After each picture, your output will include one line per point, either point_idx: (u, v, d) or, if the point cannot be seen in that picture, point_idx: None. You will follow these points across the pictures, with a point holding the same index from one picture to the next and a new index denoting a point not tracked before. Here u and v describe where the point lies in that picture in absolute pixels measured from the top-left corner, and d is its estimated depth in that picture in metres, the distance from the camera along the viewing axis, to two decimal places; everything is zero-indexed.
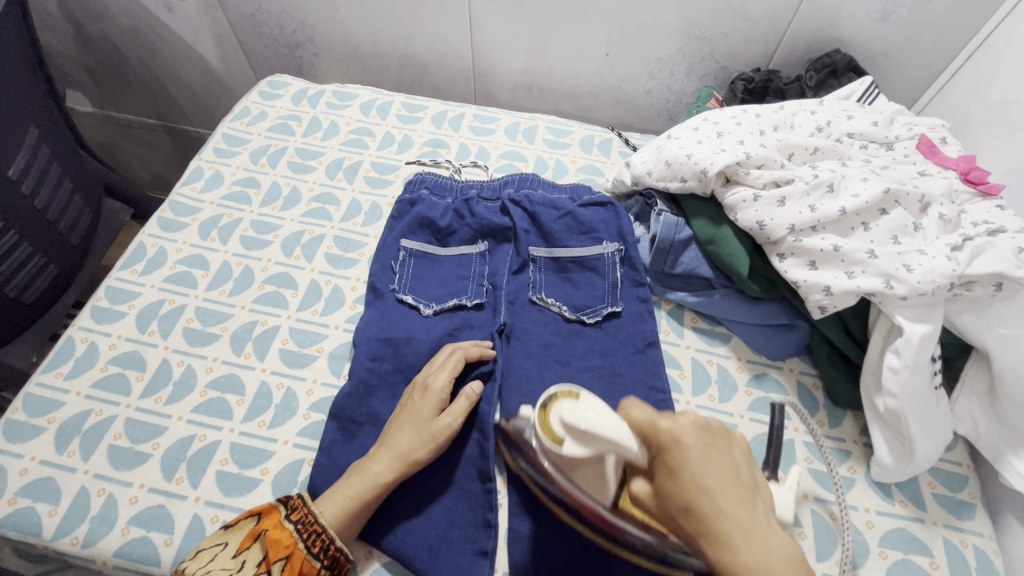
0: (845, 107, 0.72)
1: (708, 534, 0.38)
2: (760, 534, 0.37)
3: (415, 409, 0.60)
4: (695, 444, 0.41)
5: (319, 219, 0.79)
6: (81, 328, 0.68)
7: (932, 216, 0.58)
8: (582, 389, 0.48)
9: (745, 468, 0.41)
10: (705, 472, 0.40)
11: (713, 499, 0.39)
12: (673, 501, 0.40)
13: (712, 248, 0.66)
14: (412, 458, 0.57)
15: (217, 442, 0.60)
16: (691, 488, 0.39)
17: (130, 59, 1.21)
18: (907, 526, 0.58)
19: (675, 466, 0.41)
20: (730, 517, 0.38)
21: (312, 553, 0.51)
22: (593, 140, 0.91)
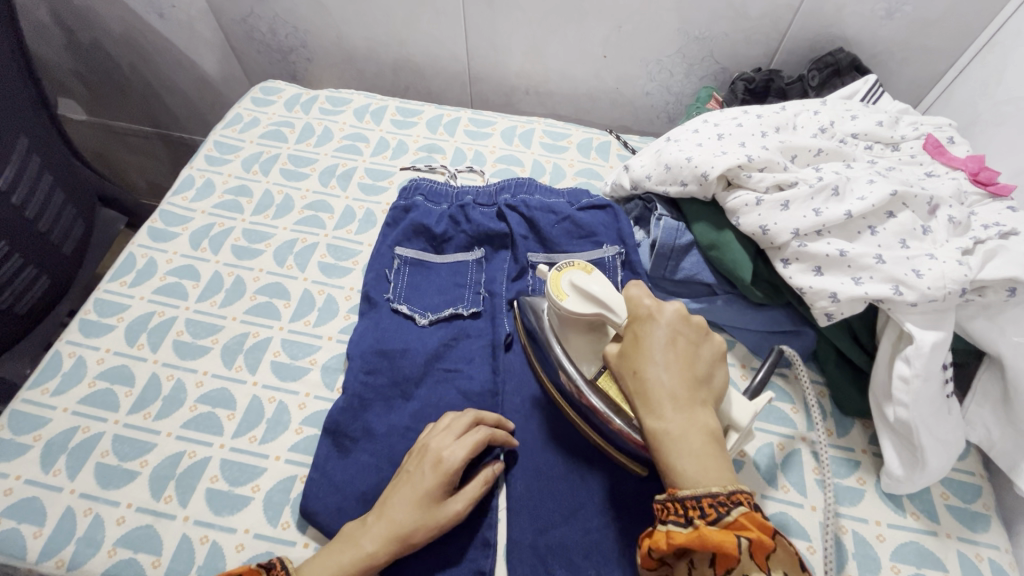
0: (849, 107, 0.70)
1: (643, 385, 0.45)
2: (687, 410, 0.43)
3: (416, 479, 0.52)
4: (662, 325, 0.47)
5: (312, 226, 0.78)
6: (68, 342, 0.67)
7: (941, 218, 0.56)
8: (595, 268, 0.58)
9: (703, 362, 0.46)
10: (660, 350, 0.46)
11: (657, 366, 0.45)
12: (627, 356, 0.48)
13: (714, 253, 0.64)
14: (409, 540, 0.50)
15: (207, 459, 0.59)
16: (645, 351, 0.46)
17: (122, 67, 1.20)
18: (920, 540, 0.56)
19: (640, 332, 0.48)
20: (665, 394, 0.44)
21: None
22: (591, 143, 0.89)
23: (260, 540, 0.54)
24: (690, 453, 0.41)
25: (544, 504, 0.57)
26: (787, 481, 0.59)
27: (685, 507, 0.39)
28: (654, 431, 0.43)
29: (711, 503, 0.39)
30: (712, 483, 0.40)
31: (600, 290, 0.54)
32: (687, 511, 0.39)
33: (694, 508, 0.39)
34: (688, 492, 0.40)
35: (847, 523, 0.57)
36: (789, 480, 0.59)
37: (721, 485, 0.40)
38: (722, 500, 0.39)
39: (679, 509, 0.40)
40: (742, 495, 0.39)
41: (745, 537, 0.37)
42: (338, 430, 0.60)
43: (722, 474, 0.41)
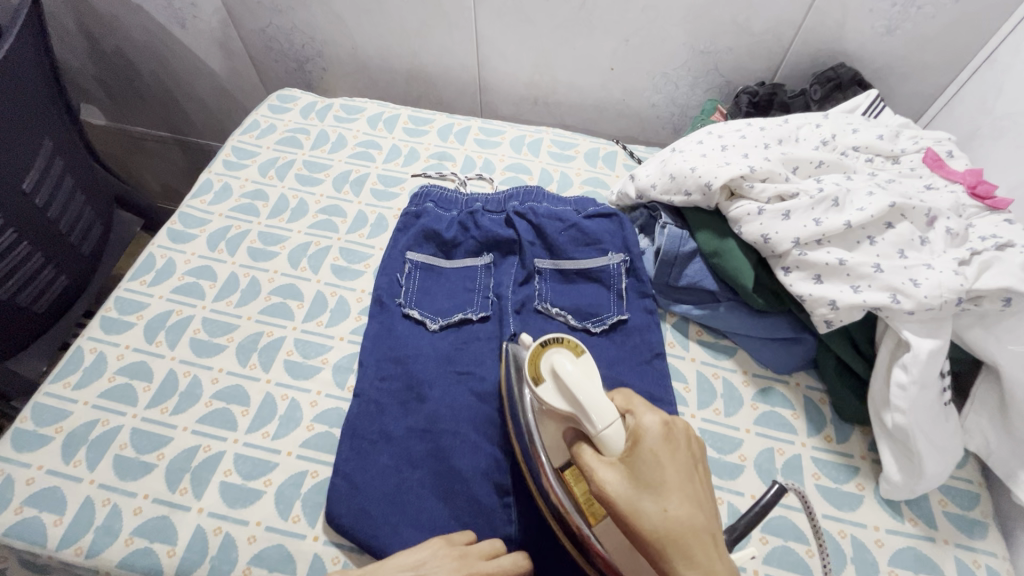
0: (850, 121, 0.72)
1: (682, 538, 0.39)
2: (726, 562, 0.39)
3: (682, 436, 0.43)
4: (677, 452, 0.42)
5: (247, 214, 0.81)
6: (90, 338, 0.69)
7: (939, 229, 0.57)
8: (586, 351, 0.51)
9: (706, 490, 0.42)
10: (673, 475, 0.41)
11: (683, 512, 0.40)
12: (648, 487, 0.41)
13: (717, 261, 0.66)
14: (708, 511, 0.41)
15: (168, 437, 0.62)
16: (669, 490, 0.40)
17: (143, 74, 1.24)
18: (854, 532, 0.58)
19: (652, 464, 0.41)
20: (706, 550, 0.39)
21: None
22: (523, 140, 0.93)
23: (271, 533, 0.56)
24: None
25: None
26: (745, 455, 0.63)
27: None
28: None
29: None
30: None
31: (577, 382, 0.47)
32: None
33: None
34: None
35: (846, 527, 0.58)
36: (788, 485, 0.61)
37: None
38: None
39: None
40: None
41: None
42: (354, 426, 0.62)
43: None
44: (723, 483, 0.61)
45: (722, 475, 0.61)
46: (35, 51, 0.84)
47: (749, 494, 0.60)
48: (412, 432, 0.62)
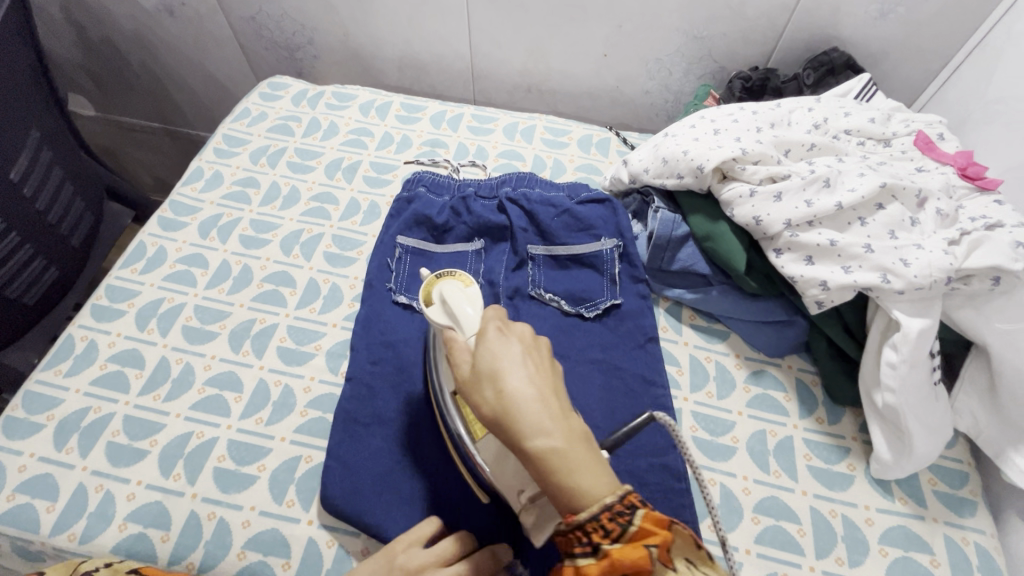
0: (843, 104, 0.72)
1: (514, 405, 0.38)
2: (565, 421, 0.38)
3: (520, 330, 0.43)
4: (514, 339, 0.42)
5: (238, 201, 0.81)
6: (81, 326, 0.69)
7: (929, 210, 0.57)
8: (475, 282, 0.55)
9: (550, 371, 0.41)
10: (504, 356, 0.41)
11: (520, 381, 0.39)
12: (484, 373, 0.41)
13: (709, 244, 0.66)
14: (542, 384, 0.39)
15: (161, 425, 0.61)
16: (505, 367, 0.40)
17: (132, 63, 1.22)
18: (845, 511, 0.58)
19: (492, 352, 0.41)
20: (539, 410, 0.38)
21: None
22: (516, 127, 0.92)
23: (265, 517, 0.56)
24: (576, 462, 0.37)
25: None
26: (737, 438, 0.63)
27: (591, 532, 0.36)
28: (538, 453, 0.37)
29: (613, 520, 0.35)
30: (606, 494, 0.36)
31: (456, 300, 0.51)
32: (594, 536, 0.36)
33: (596, 532, 0.36)
34: (589, 513, 0.36)
35: (837, 507, 0.59)
36: (780, 466, 0.61)
37: (614, 490, 0.36)
38: (621, 506, 0.35)
39: (585, 535, 0.36)
40: (635, 497, 0.36)
41: (653, 544, 0.35)
42: (347, 410, 0.62)
43: (614, 479, 0.37)
44: (715, 464, 0.61)
45: (714, 457, 0.62)
46: (20, 39, 0.83)
47: (742, 476, 0.60)
48: (405, 416, 0.62)
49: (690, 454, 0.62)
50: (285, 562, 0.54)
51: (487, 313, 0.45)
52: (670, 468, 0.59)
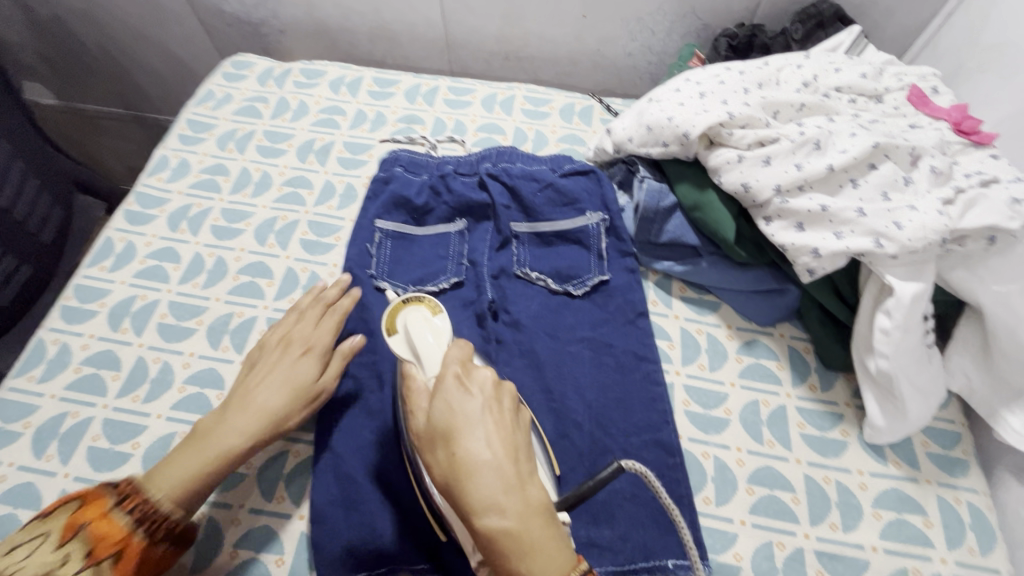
0: (833, 60, 0.69)
1: (469, 473, 0.37)
2: (522, 495, 0.37)
3: (486, 384, 0.42)
4: (474, 395, 0.41)
5: (208, 190, 0.77)
6: (51, 329, 0.66)
7: (923, 168, 0.55)
8: (444, 310, 0.54)
9: (515, 436, 0.40)
10: (466, 417, 0.40)
11: (478, 447, 0.38)
12: (440, 432, 0.40)
13: (697, 214, 0.64)
14: (503, 453, 0.39)
15: (142, 427, 0.60)
16: (464, 431, 0.39)
17: (89, 46, 1.16)
18: (838, 477, 0.58)
19: (452, 407, 0.40)
20: (496, 484, 0.37)
21: (150, 540, 0.48)
22: (495, 97, 0.88)
23: (256, 514, 0.56)
24: (528, 542, 0.36)
25: None
26: (730, 409, 0.62)
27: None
28: (493, 531, 0.36)
29: None
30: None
31: (420, 337, 0.51)
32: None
33: None
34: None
35: (830, 474, 0.58)
36: (773, 435, 0.61)
37: (568, 571, 0.35)
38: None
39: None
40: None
41: None
42: (332, 403, 0.60)
43: (569, 552, 0.37)
44: (708, 437, 0.60)
45: (707, 430, 0.61)
46: None
47: (735, 447, 0.60)
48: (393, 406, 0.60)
49: (683, 429, 0.61)
50: (279, 557, 0.53)
51: (449, 359, 0.44)
52: (663, 444, 0.59)
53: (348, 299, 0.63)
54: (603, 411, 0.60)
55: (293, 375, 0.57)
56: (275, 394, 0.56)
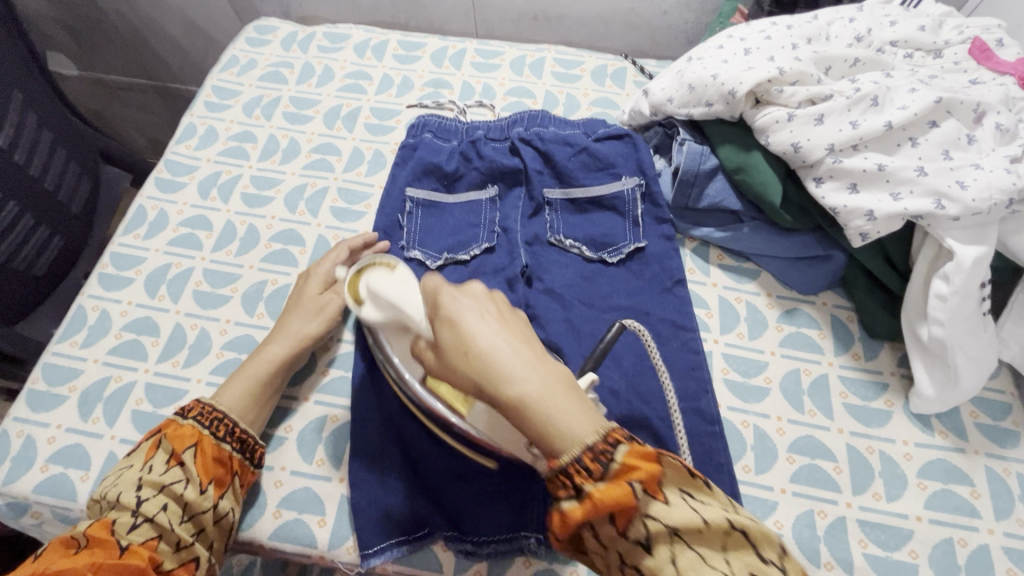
0: (888, 13, 0.65)
1: (494, 366, 0.33)
2: (542, 363, 0.34)
3: (485, 297, 0.37)
4: (467, 295, 0.36)
5: (237, 157, 0.77)
6: (90, 296, 0.67)
7: (988, 126, 0.52)
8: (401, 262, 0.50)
9: (528, 330, 0.36)
10: (473, 318, 0.35)
11: (488, 335, 0.34)
12: (448, 343, 0.35)
13: (740, 177, 0.61)
14: (519, 341, 0.34)
15: (183, 392, 0.61)
16: (468, 327, 0.35)
17: (108, 14, 1.15)
18: (882, 447, 0.57)
19: (451, 314, 0.35)
20: (516, 364, 0.33)
21: (219, 436, 0.52)
22: (524, 60, 0.86)
23: (297, 477, 0.56)
24: (554, 398, 0.33)
25: None
26: (770, 377, 0.61)
27: (574, 474, 0.32)
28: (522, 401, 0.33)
29: (595, 458, 0.32)
30: (590, 434, 0.33)
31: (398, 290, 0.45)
32: (577, 477, 0.32)
33: (580, 474, 0.32)
34: (571, 456, 0.32)
35: (874, 443, 0.57)
36: (815, 405, 0.59)
37: (597, 430, 0.33)
38: (605, 445, 0.32)
39: (569, 480, 0.33)
40: (618, 431, 0.33)
41: (636, 479, 0.32)
42: (368, 369, 0.60)
43: (597, 414, 0.34)
44: (748, 406, 0.60)
45: (747, 399, 0.60)
46: None
47: (775, 416, 0.59)
48: None
49: (722, 397, 0.60)
50: (321, 518, 0.54)
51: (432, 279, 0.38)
52: (702, 412, 0.58)
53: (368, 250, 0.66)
54: (641, 379, 0.60)
55: (308, 303, 0.62)
56: (300, 318, 0.61)
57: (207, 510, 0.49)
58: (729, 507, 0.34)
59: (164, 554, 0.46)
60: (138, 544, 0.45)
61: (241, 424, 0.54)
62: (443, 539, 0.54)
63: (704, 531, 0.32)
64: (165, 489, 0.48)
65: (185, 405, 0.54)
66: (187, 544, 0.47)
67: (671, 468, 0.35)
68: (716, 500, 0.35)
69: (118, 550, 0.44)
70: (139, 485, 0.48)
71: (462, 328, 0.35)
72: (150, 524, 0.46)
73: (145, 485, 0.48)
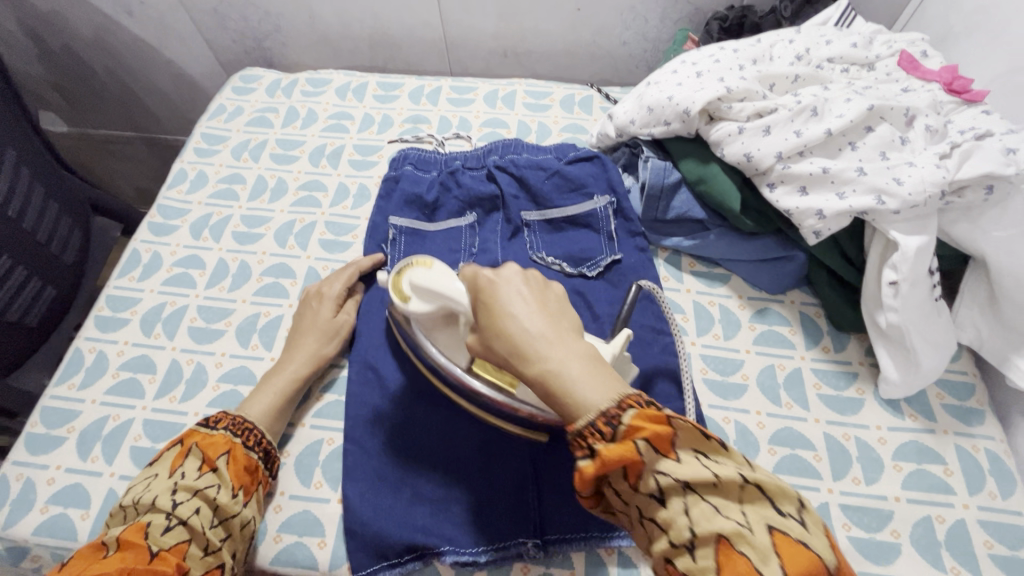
0: (824, 33, 0.71)
1: (524, 343, 0.38)
2: (568, 344, 0.39)
3: (535, 279, 0.42)
4: (525, 279, 0.42)
5: (226, 199, 0.80)
6: (87, 338, 0.69)
7: (918, 128, 0.57)
8: (435, 261, 0.56)
9: (561, 316, 0.41)
10: (516, 298, 0.40)
11: (526, 305, 0.40)
12: (487, 310, 0.41)
13: (702, 188, 0.66)
14: (555, 319, 0.40)
15: (181, 425, 0.62)
16: (507, 303, 0.40)
17: (98, 71, 1.20)
18: (858, 433, 0.60)
19: (495, 292, 0.41)
20: (548, 331, 0.39)
21: (249, 446, 0.55)
22: (497, 94, 0.91)
23: (296, 500, 0.58)
24: (575, 366, 0.38)
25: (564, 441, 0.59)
26: (748, 373, 0.64)
27: (589, 435, 0.36)
28: (548, 371, 0.37)
29: (608, 421, 0.36)
30: (605, 403, 0.36)
31: (438, 283, 0.52)
32: (590, 438, 0.36)
33: (593, 435, 0.36)
34: (586, 420, 0.36)
35: (849, 430, 0.60)
36: (791, 397, 0.62)
37: (614, 398, 0.36)
38: (617, 410, 0.36)
39: (583, 439, 0.36)
40: (633, 399, 0.37)
41: (642, 438, 0.35)
42: (361, 392, 0.63)
43: (620, 385, 0.38)
44: (728, 402, 0.62)
45: (727, 396, 0.63)
46: None
47: (755, 411, 0.62)
48: (419, 391, 0.62)
49: (702, 396, 0.63)
50: (321, 540, 0.55)
51: (481, 273, 0.43)
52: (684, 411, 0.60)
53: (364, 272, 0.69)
54: None
55: (317, 320, 0.65)
56: (313, 334, 0.64)
57: (236, 515, 0.51)
58: (747, 467, 0.37)
59: (193, 559, 0.47)
60: (169, 548, 0.46)
61: (266, 435, 0.57)
62: (438, 556, 0.54)
63: (716, 483, 0.35)
64: (200, 493, 0.50)
65: (211, 417, 0.56)
66: (215, 549, 0.48)
67: (685, 431, 0.37)
68: (732, 460, 0.37)
69: (150, 554, 0.45)
70: (173, 490, 0.50)
71: (500, 296, 0.41)
72: (182, 527, 0.48)
73: (180, 489, 0.50)
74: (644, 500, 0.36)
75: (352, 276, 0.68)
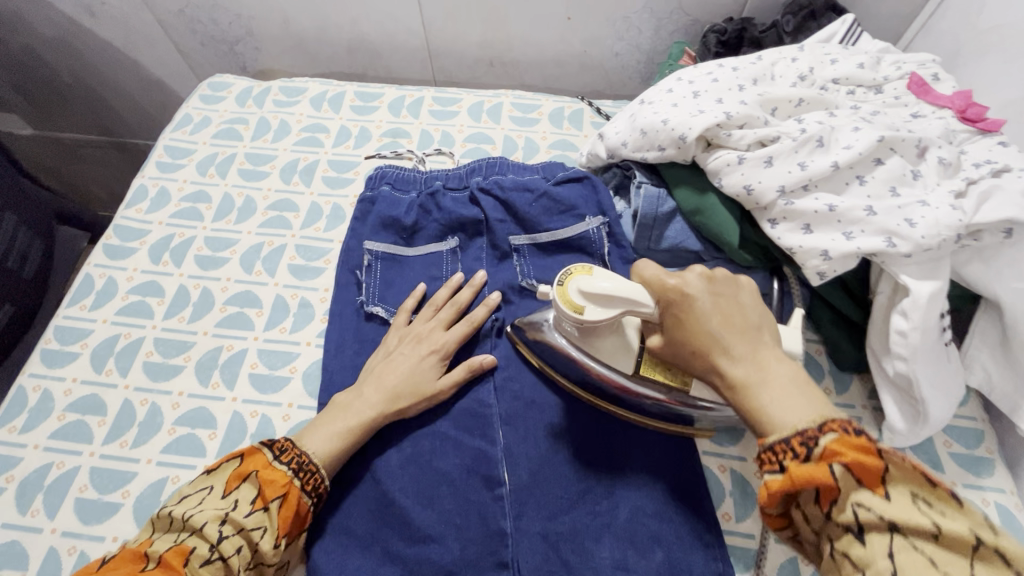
0: (828, 51, 0.67)
1: (714, 356, 0.42)
2: (761, 358, 0.42)
3: (738, 292, 0.44)
4: (722, 288, 0.44)
5: (190, 219, 0.75)
6: (32, 375, 0.63)
7: (931, 160, 0.53)
8: (597, 267, 0.51)
9: (761, 328, 0.43)
10: (710, 319, 0.43)
11: (713, 320, 0.43)
12: (669, 316, 0.45)
13: (698, 219, 0.61)
14: (750, 332, 0.43)
15: (131, 474, 0.57)
16: (699, 314, 0.43)
17: (62, 74, 1.14)
18: None
19: (684, 312, 0.44)
20: (742, 348, 0.42)
21: (306, 491, 0.50)
22: (482, 106, 0.86)
23: None
24: (776, 387, 0.41)
25: (548, 492, 0.55)
26: None
27: (781, 452, 0.38)
28: (738, 383, 0.42)
29: (803, 442, 0.38)
30: (805, 422, 0.38)
31: (610, 289, 0.48)
32: (782, 455, 0.38)
33: (785, 453, 0.38)
34: (780, 436, 0.39)
35: None
36: None
37: (814, 418, 0.38)
38: (814, 432, 0.38)
39: (774, 455, 0.39)
40: (835, 423, 0.38)
41: (840, 462, 0.36)
42: None
43: (825, 406, 0.40)
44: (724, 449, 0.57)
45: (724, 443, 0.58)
46: None
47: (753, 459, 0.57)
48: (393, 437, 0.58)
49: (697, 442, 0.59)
50: None
51: (668, 280, 0.45)
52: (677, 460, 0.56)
53: (483, 307, 0.64)
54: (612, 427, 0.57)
55: (416, 370, 0.58)
56: (400, 379, 0.58)
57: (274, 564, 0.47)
58: (982, 526, 0.34)
59: None
60: None
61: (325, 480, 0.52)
62: None
63: (931, 536, 0.34)
64: (245, 533, 0.46)
65: (277, 441, 0.52)
66: None
67: (894, 470, 0.36)
68: (969, 517, 0.35)
69: None
70: (222, 520, 0.46)
71: (685, 311, 0.44)
72: (220, 563, 0.44)
73: (227, 521, 0.46)
74: (837, 528, 0.37)
75: (452, 315, 0.63)
